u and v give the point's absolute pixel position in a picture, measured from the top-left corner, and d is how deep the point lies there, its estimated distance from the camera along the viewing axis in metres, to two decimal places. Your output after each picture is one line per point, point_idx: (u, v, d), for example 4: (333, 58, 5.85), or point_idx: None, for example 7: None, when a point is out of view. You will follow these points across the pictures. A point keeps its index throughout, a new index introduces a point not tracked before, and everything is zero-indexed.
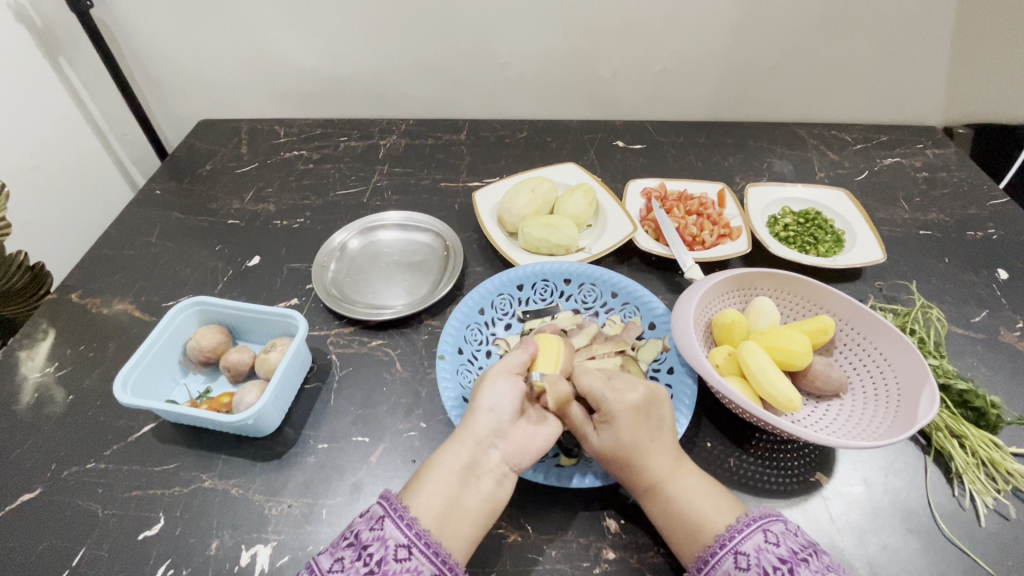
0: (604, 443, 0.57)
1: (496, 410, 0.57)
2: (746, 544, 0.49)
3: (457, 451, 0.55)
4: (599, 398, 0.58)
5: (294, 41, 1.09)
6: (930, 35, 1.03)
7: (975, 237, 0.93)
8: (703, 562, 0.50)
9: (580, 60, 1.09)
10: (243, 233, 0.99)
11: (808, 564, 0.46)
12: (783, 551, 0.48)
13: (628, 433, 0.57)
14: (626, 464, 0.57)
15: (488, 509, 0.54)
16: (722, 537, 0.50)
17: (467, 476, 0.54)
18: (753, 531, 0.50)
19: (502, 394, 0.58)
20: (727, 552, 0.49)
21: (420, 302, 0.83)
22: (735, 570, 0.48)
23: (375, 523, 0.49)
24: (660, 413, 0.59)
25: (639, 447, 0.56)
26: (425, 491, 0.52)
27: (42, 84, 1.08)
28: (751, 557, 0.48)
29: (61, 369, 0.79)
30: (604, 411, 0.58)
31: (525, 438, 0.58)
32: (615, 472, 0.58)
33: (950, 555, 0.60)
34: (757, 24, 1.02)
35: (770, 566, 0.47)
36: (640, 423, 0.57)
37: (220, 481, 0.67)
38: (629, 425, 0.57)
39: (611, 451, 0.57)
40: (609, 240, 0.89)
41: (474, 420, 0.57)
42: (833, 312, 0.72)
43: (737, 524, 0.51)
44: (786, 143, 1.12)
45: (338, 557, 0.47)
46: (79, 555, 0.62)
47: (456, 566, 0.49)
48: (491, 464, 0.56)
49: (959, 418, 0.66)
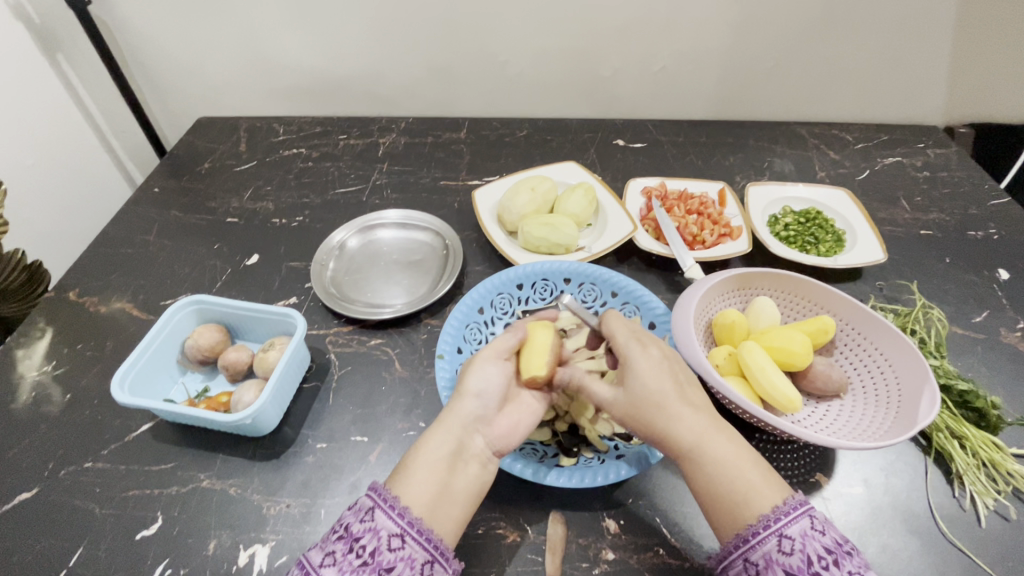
0: (630, 395, 0.56)
1: (483, 396, 0.57)
2: (792, 528, 0.47)
3: (444, 436, 0.54)
4: (622, 345, 0.58)
5: (293, 39, 1.08)
6: (931, 35, 1.03)
7: (976, 236, 0.93)
8: (742, 541, 0.48)
9: (580, 58, 1.08)
10: (241, 232, 0.98)
11: (852, 558, 0.46)
12: (829, 541, 0.47)
13: (658, 381, 0.55)
14: (654, 415, 0.54)
15: (474, 492, 0.53)
16: (767, 519, 0.48)
17: (454, 461, 0.53)
18: (801, 516, 0.47)
19: (487, 379, 0.58)
20: (770, 535, 0.47)
21: (419, 301, 0.83)
22: (776, 554, 0.47)
23: (366, 514, 0.48)
24: (684, 370, 0.58)
25: (667, 399, 0.54)
26: (414, 479, 0.51)
27: (39, 81, 1.07)
28: (796, 543, 0.46)
29: (58, 368, 0.79)
30: (625, 360, 0.58)
31: (512, 422, 0.58)
32: (644, 427, 0.55)
33: (950, 556, 0.60)
34: (758, 23, 1.02)
35: (816, 556, 0.46)
36: (667, 373, 0.56)
37: (218, 481, 0.67)
38: (657, 374, 0.56)
39: (637, 403, 0.55)
40: (609, 239, 0.88)
41: (460, 404, 0.56)
42: (833, 312, 0.72)
43: (784, 507, 0.48)
44: (787, 142, 1.12)
45: (329, 551, 0.46)
46: (76, 555, 0.62)
47: (448, 551, 0.49)
48: (477, 448, 0.55)
49: (959, 418, 0.66)
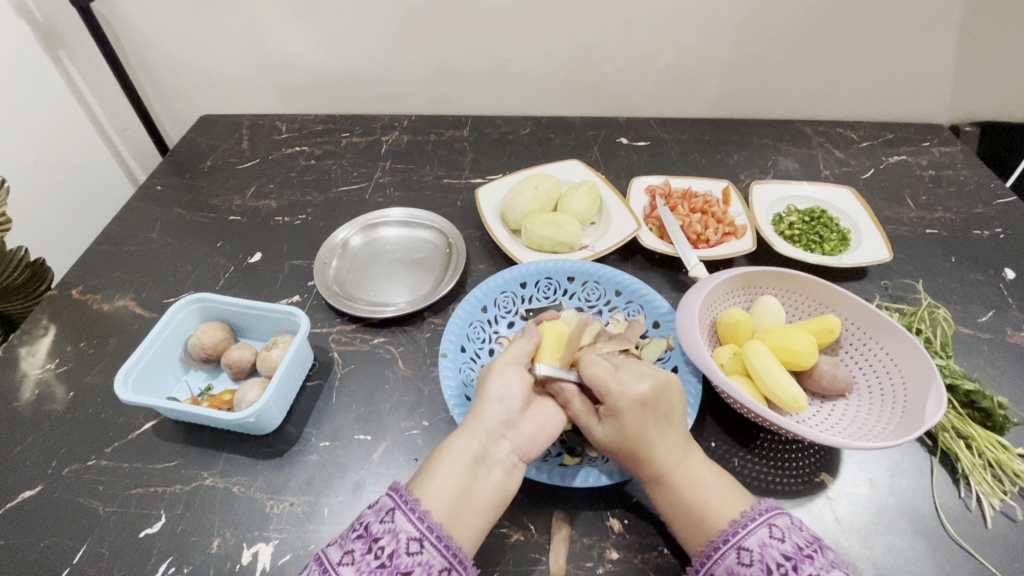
0: (608, 435, 0.56)
1: (506, 400, 0.56)
2: (749, 539, 0.48)
3: (466, 443, 0.54)
4: (602, 388, 0.56)
5: (296, 36, 1.08)
6: (937, 33, 1.02)
7: (981, 235, 0.92)
8: (706, 557, 0.50)
9: (584, 56, 1.08)
10: (244, 230, 0.98)
11: (813, 561, 0.45)
12: (788, 547, 0.47)
13: (635, 426, 0.55)
14: (631, 453, 0.56)
15: (496, 499, 0.53)
16: (725, 533, 0.50)
17: (477, 466, 0.53)
18: (758, 526, 0.49)
19: (510, 385, 0.57)
20: (730, 548, 0.49)
21: (422, 299, 0.83)
22: (737, 566, 0.48)
23: (386, 516, 0.48)
24: (666, 405, 0.56)
25: (643, 439, 0.55)
26: (435, 484, 0.51)
27: (42, 79, 1.07)
28: (754, 553, 0.48)
29: (62, 365, 0.79)
30: (607, 404, 0.56)
31: (536, 426, 0.57)
32: (620, 461, 0.57)
33: (956, 557, 0.60)
34: (762, 20, 1.01)
35: (774, 563, 0.46)
36: (646, 415, 0.55)
37: (222, 480, 0.67)
38: (634, 419, 0.55)
39: (615, 442, 0.56)
40: (612, 238, 0.88)
41: (483, 410, 0.56)
42: (838, 312, 0.72)
43: (741, 520, 0.50)
44: (791, 140, 1.11)
45: (348, 550, 0.46)
46: (80, 553, 0.62)
47: (465, 561, 0.49)
48: (500, 454, 0.55)
49: (965, 419, 0.65)
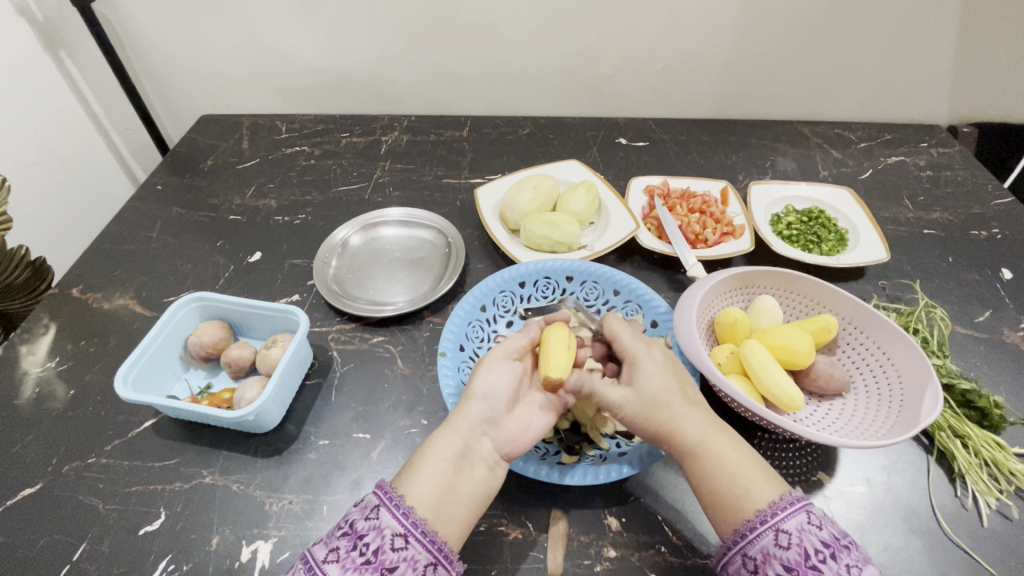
0: (638, 391, 0.58)
1: (490, 398, 0.58)
2: (789, 523, 0.47)
3: (450, 438, 0.55)
4: (625, 344, 0.61)
5: (295, 37, 1.08)
6: (934, 34, 1.03)
7: (979, 236, 0.93)
8: (740, 536, 0.49)
9: (583, 57, 1.08)
10: (244, 229, 0.98)
11: (849, 552, 0.46)
12: (826, 535, 0.47)
13: (663, 378, 0.58)
14: (663, 410, 0.56)
15: (480, 495, 0.53)
16: (763, 513, 0.49)
17: (460, 462, 0.54)
18: (797, 511, 0.48)
19: (496, 381, 0.59)
20: (767, 529, 0.48)
21: (422, 298, 0.83)
22: (773, 548, 0.47)
23: (371, 512, 0.48)
24: (681, 370, 0.61)
25: (672, 395, 0.57)
26: (419, 478, 0.52)
27: (43, 79, 1.07)
28: (792, 537, 0.47)
29: (62, 364, 0.79)
30: (632, 357, 0.60)
31: (521, 422, 0.58)
32: (650, 423, 0.56)
33: (952, 556, 0.60)
34: (761, 21, 1.02)
35: (813, 550, 0.46)
36: (669, 372, 0.59)
37: (221, 477, 0.67)
38: (661, 371, 0.59)
39: (646, 398, 0.57)
40: (611, 238, 0.88)
41: (468, 406, 0.57)
42: (836, 311, 0.72)
43: (781, 502, 0.49)
44: (789, 141, 1.12)
45: (333, 547, 0.46)
46: (79, 550, 0.62)
47: (451, 554, 0.49)
48: (483, 451, 0.56)
49: (962, 418, 0.66)
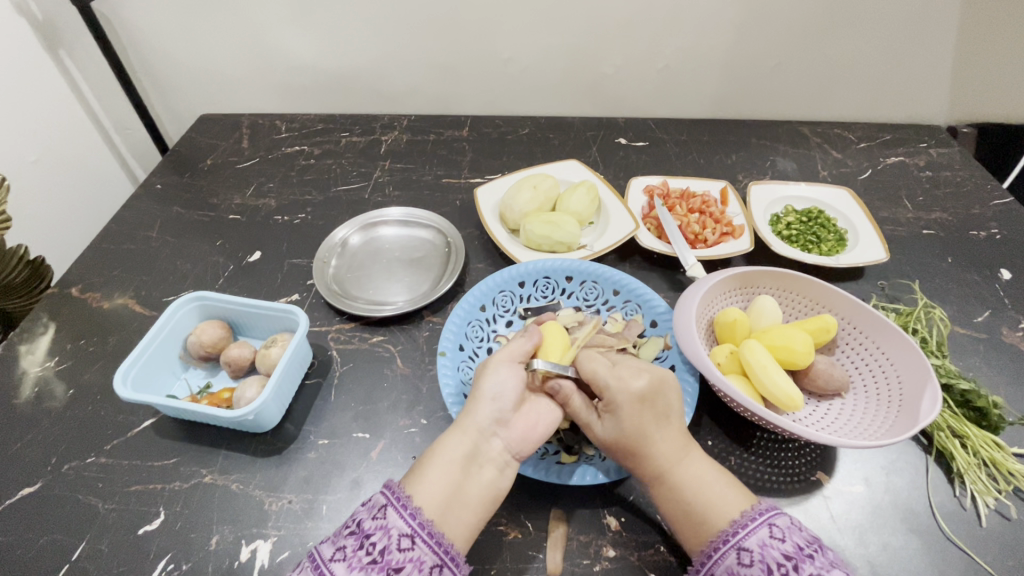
0: (607, 432, 0.57)
1: (499, 399, 0.57)
2: (750, 540, 0.48)
3: (458, 440, 0.55)
4: (601, 385, 0.57)
5: (295, 36, 1.08)
6: (934, 34, 1.03)
7: (978, 236, 0.93)
8: (706, 557, 0.50)
9: (583, 57, 1.08)
10: (244, 229, 0.98)
11: (813, 561, 0.46)
12: (789, 548, 0.47)
13: (635, 422, 0.55)
14: (631, 452, 0.56)
15: (489, 496, 0.54)
16: (725, 533, 0.50)
17: (468, 464, 0.54)
18: (758, 526, 0.49)
19: (505, 382, 0.58)
20: (730, 548, 0.49)
21: (421, 298, 0.83)
22: (737, 566, 0.48)
23: (378, 512, 0.49)
24: (664, 400, 0.57)
25: (643, 436, 0.55)
26: (427, 480, 0.52)
27: (42, 78, 1.07)
28: (754, 553, 0.48)
29: (62, 363, 0.79)
30: (607, 399, 0.57)
31: (529, 422, 0.58)
32: (620, 460, 0.57)
33: (951, 555, 0.60)
34: (761, 21, 1.02)
35: (775, 564, 0.46)
36: (643, 408, 0.56)
37: (220, 477, 0.67)
38: (635, 413, 0.56)
39: (613, 440, 0.56)
40: (610, 237, 0.88)
41: (476, 407, 0.57)
42: (835, 311, 0.72)
43: (741, 520, 0.50)
44: (789, 141, 1.12)
45: (340, 546, 0.46)
46: (78, 550, 0.62)
47: (457, 556, 0.49)
48: (493, 452, 0.56)
49: (960, 418, 0.66)
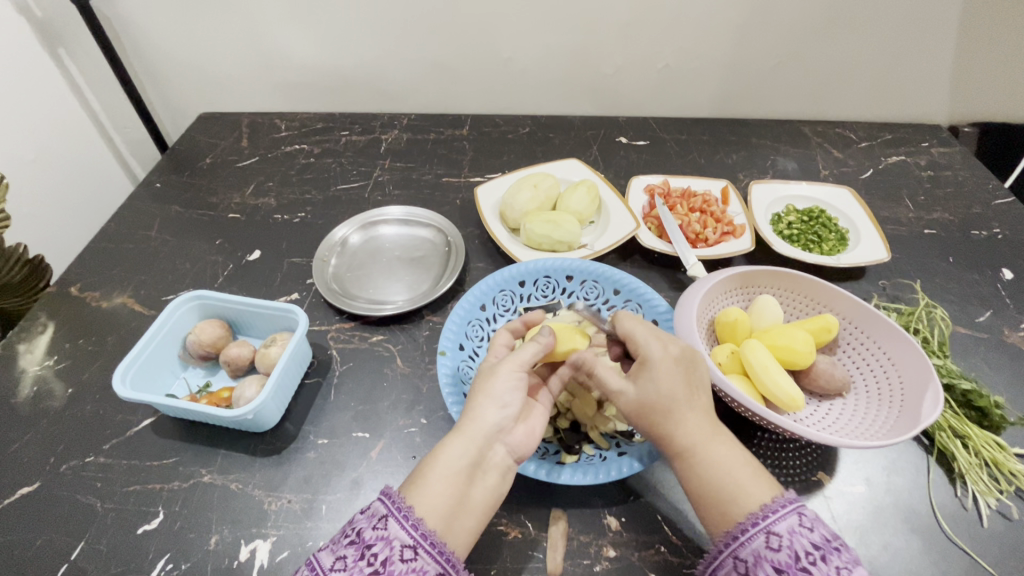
0: (640, 393, 0.55)
1: (503, 405, 0.56)
2: (780, 525, 0.48)
3: (462, 447, 0.53)
4: (640, 343, 0.58)
5: (295, 34, 1.08)
6: (936, 34, 1.02)
7: (979, 236, 0.93)
8: (732, 539, 0.49)
9: (583, 55, 1.08)
10: (243, 228, 0.98)
11: (840, 555, 0.46)
12: (817, 538, 0.47)
13: (667, 385, 0.55)
14: (662, 416, 0.54)
15: (490, 503, 0.53)
16: (755, 516, 0.49)
17: (473, 472, 0.53)
18: (788, 513, 0.48)
19: (511, 392, 0.57)
20: (758, 532, 0.48)
21: (421, 297, 0.83)
22: (764, 550, 0.47)
23: (379, 522, 0.48)
24: (698, 375, 0.57)
25: (677, 400, 0.55)
26: (430, 491, 0.50)
27: (41, 77, 1.07)
28: (783, 539, 0.47)
29: (60, 362, 0.79)
30: (642, 356, 0.57)
31: (529, 429, 0.58)
32: (646, 426, 0.55)
33: (952, 556, 0.60)
34: (762, 21, 1.01)
35: (804, 552, 0.46)
36: (679, 375, 0.56)
37: (219, 476, 0.67)
38: (670, 376, 0.56)
39: (645, 402, 0.55)
40: (611, 236, 0.88)
41: (481, 415, 0.55)
42: (836, 311, 0.72)
43: (773, 505, 0.49)
44: (790, 140, 1.11)
45: (340, 556, 0.46)
46: (77, 550, 0.62)
47: (459, 563, 0.49)
48: (496, 459, 0.55)
49: (962, 418, 0.66)
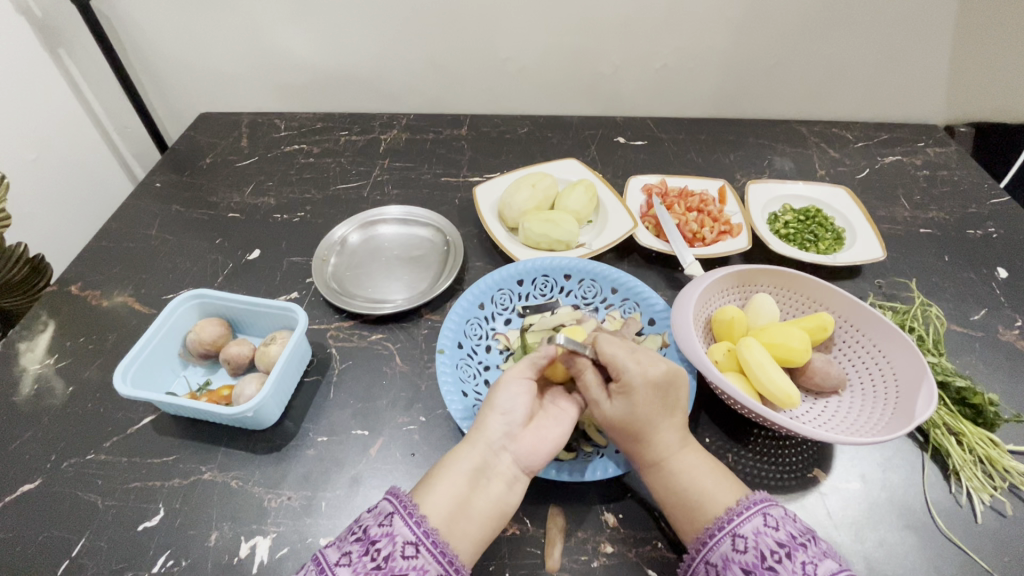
0: (617, 413, 0.57)
1: (508, 414, 0.57)
2: (745, 527, 0.49)
3: (468, 453, 0.55)
4: (620, 368, 0.56)
5: (294, 34, 1.08)
6: (932, 34, 1.03)
7: (975, 235, 0.93)
8: (702, 544, 0.51)
9: (582, 55, 1.08)
10: (243, 227, 0.98)
11: (805, 550, 0.46)
12: (782, 535, 0.48)
13: (642, 411, 0.56)
14: (636, 436, 0.56)
15: (497, 510, 0.54)
16: (721, 520, 0.51)
17: (477, 477, 0.54)
18: (752, 514, 0.50)
19: (514, 399, 0.58)
20: (725, 535, 0.50)
21: (420, 296, 0.83)
22: (732, 553, 0.49)
23: (384, 519, 0.49)
24: (677, 394, 0.57)
25: (651, 424, 0.56)
26: (435, 492, 0.52)
27: (42, 78, 1.08)
28: (749, 540, 0.49)
29: (61, 360, 0.79)
30: (623, 380, 0.56)
31: (538, 437, 0.57)
32: (620, 441, 0.58)
33: (946, 552, 0.60)
34: (759, 22, 1.02)
35: (769, 551, 0.47)
36: (657, 400, 0.56)
37: (220, 474, 0.68)
38: (647, 402, 0.56)
39: (623, 421, 0.56)
40: (609, 236, 0.89)
41: (485, 422, 0.57)
42: (832, 310, 0.72)
43: (737, 507, 0.51)
44: (787, 140, 1.12)
45: (346, 551, 0.47)
46: (78, 546, 0.62)
47: (462, 567, 0.49)
48: (501, 466, 0.56)
49: (956, 415, 0.66)
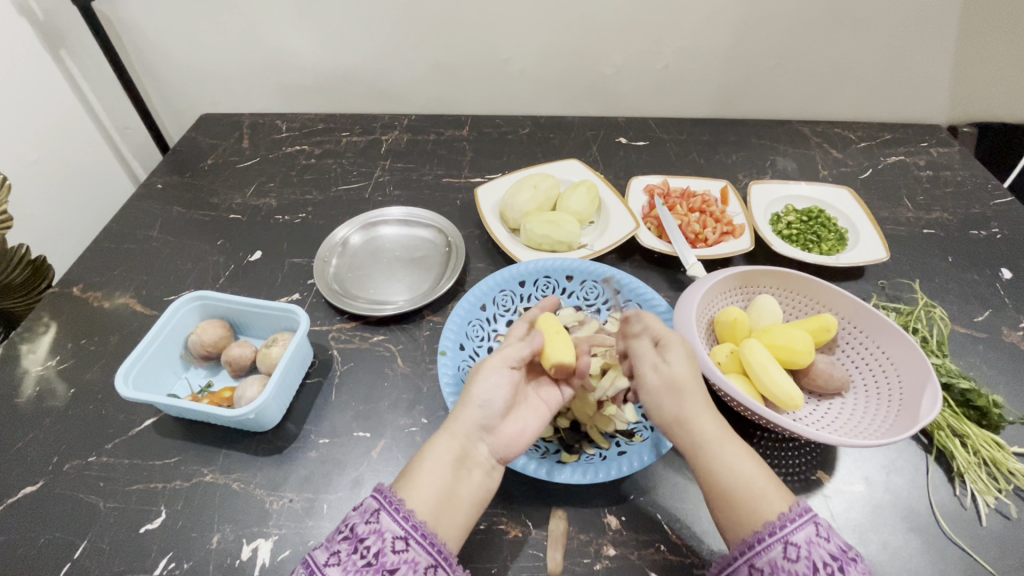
0: (669, 377, 0.56)
1: (487, 405, 0.56)
2: (797, 535, 0.47)
3: (447, 444, 0.54)
4: (661, 331, 0.59)
5: (295, 35, 1.08)
6: (935, 34, 1.03)
7: (978, 235, 0.93)
8: (748, 547, 0.48)
9: (583, 55, 1.08)
10: (244, 228, 0.98)
11: (856, 565, 0.45)
12: (833, 548, 0.46)
13: (692, 370, 0.57)
14: (689, 401, 0.55)
15: (479, 498, 0.54)
16: (773, 525, 0.47)
17: (458, 468, 0.54)
18: (805, 523, 0.47)
19: (493, 390, 0.57)
20: (776, 541, 0.47)
21: (422, 298, 0.83)
22: (781, 560, 0.46)
23: (371, 516, 0.48)
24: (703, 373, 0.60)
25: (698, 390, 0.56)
26: (418, 485, 0.51)
27: (42, 79, 1.07)
28: (801, 549, 0.46)
29: (62, 362, 0.79)
30: (664, 342, 0.58)
31: (515, 428, 0.58)
32: (675, 411, 0.55)
33: (951, 554, 0.60)
34: (761, 21, 1.02)
35: (822, 562, 0.45)
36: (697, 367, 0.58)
37: (221, 476, 0.67)
38: (692, 363, 0.58)
39: (676, 385, 0.56)
40: (611, 236, 0.88)
41: (463, 412, 0.56)
42: (835, 311, 0.72)
43: (790, 513, 0.48)
44: (789, 140, 1.12)
45: (334, 551, 0.46)
46: (79, 549, 0.62)
47: (451, 556, 0.49)
48: (480, 456, 0.55)
49: (961, 417, 0.66)
